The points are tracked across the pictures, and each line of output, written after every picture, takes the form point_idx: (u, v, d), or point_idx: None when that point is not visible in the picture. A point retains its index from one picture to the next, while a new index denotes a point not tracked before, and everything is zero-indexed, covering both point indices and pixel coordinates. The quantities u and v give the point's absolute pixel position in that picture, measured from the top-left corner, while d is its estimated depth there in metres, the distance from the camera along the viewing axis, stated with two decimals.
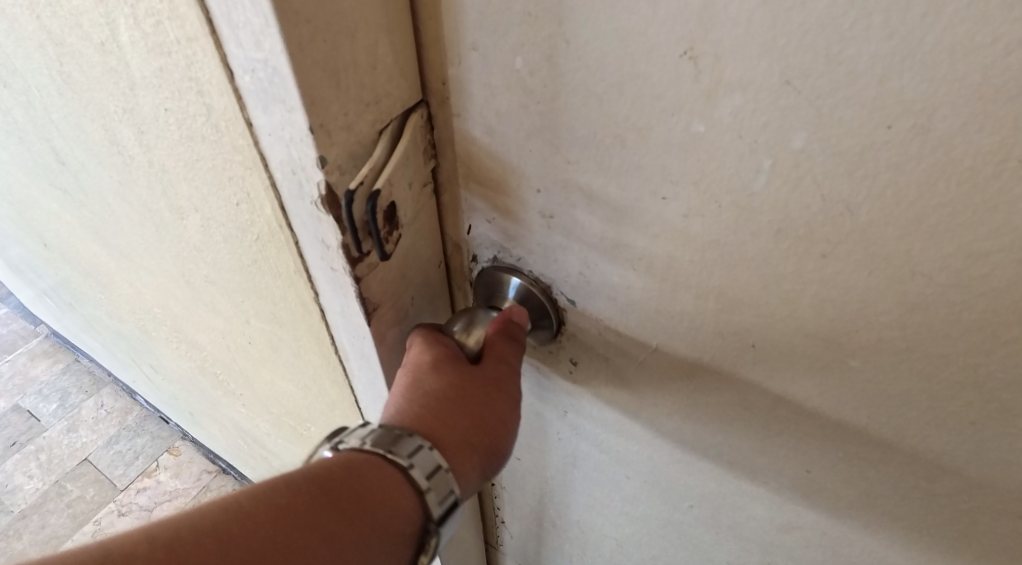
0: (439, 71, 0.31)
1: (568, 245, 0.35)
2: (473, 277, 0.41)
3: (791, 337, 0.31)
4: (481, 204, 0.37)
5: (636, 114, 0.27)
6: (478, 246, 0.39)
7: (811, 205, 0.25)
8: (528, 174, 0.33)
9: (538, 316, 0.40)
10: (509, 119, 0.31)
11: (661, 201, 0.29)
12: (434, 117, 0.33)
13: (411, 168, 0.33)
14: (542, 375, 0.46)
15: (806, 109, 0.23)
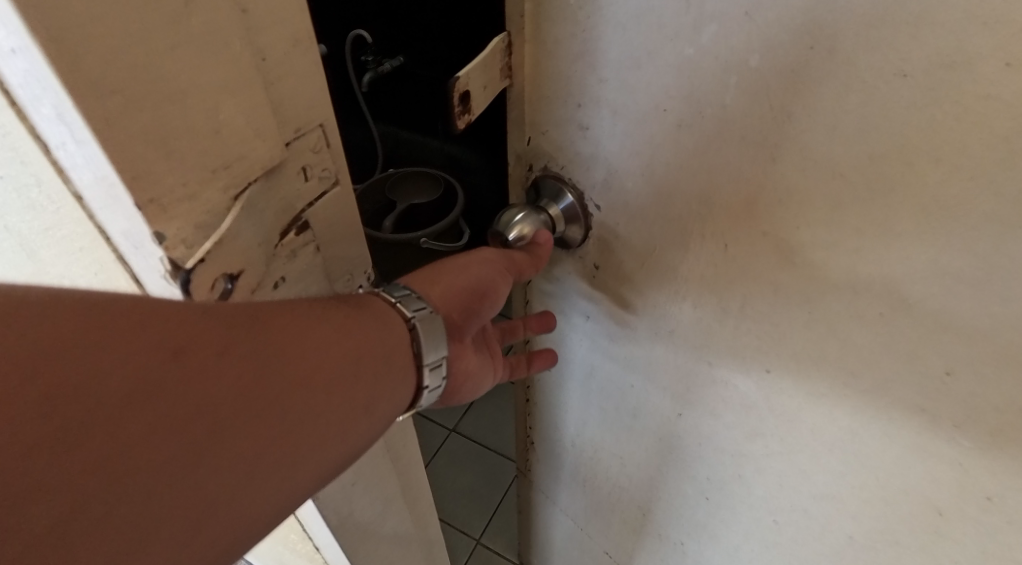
0: (520, 6, 0.42)
1: (596, 154, 0.45)
2: (528, 185, 0.52)
3: (753, 236, 0.38)
4: (539, 118, 0.47)
5: (648, 40, 0.37)
6: (534, 156, 0.50)
7: (764, 114, 0.34)
8: (573, 92, 0.43)
9: (570, 223, 0.50)
10: (563, 43, 0.42)
11: (663, 114, 0.38)
12: (514, 43, 0.44)
13: (487, 74, 0.44)
14: (569, 282, 0.56)
15: (759, 35, 0.32)
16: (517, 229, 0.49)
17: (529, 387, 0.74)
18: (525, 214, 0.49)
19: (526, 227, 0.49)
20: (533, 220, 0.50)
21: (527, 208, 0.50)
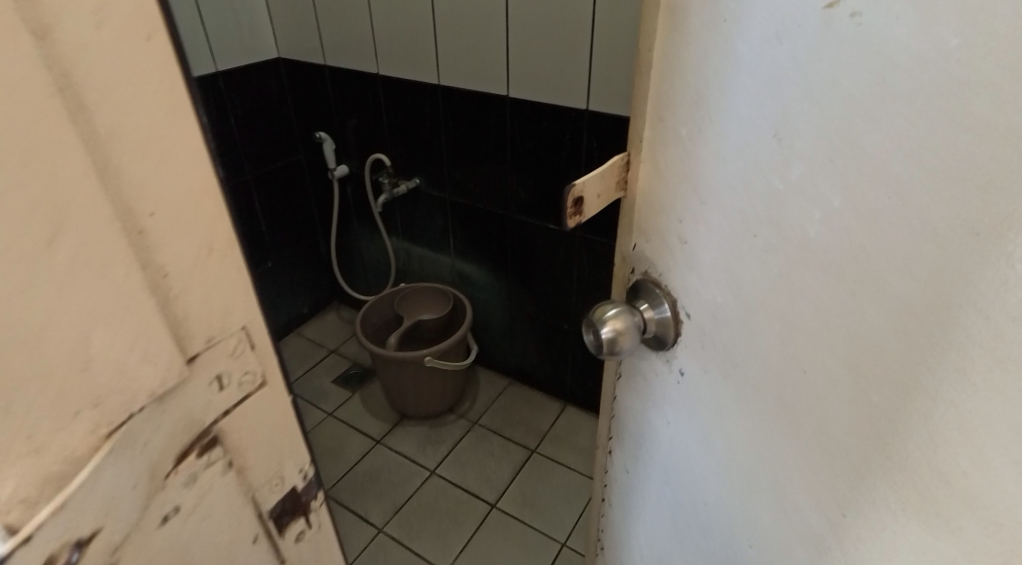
0: (638, 134, 0.50)
1: (693, 266, 0.48)
2: (629, 286, 0.56)
3: (832, 365, 0.38)
4: (645, 228, 0.52)
5: (743, 171, 0.40)
6: (637, 259, 0.55)
7: (844, 248, 0.35)
8: (675, 209, 0.48)
9: (662, 327, 0.53)
10: (671, 166, 0.47)
11: (754, 238, 0.41)
12: (631, 163, 0.51)
13: (602, 185, 0.51)
14: (655, 382, 0.57)
15: (840, 178, 0.34)
16: (611, 324, 0.52)
17: (609, 485, 0.73)
18: (619, 310, 0.53)
19: (619, 322, 0.52)
20: (626, 317, 0.53)
21: (621, 307, 0.53)
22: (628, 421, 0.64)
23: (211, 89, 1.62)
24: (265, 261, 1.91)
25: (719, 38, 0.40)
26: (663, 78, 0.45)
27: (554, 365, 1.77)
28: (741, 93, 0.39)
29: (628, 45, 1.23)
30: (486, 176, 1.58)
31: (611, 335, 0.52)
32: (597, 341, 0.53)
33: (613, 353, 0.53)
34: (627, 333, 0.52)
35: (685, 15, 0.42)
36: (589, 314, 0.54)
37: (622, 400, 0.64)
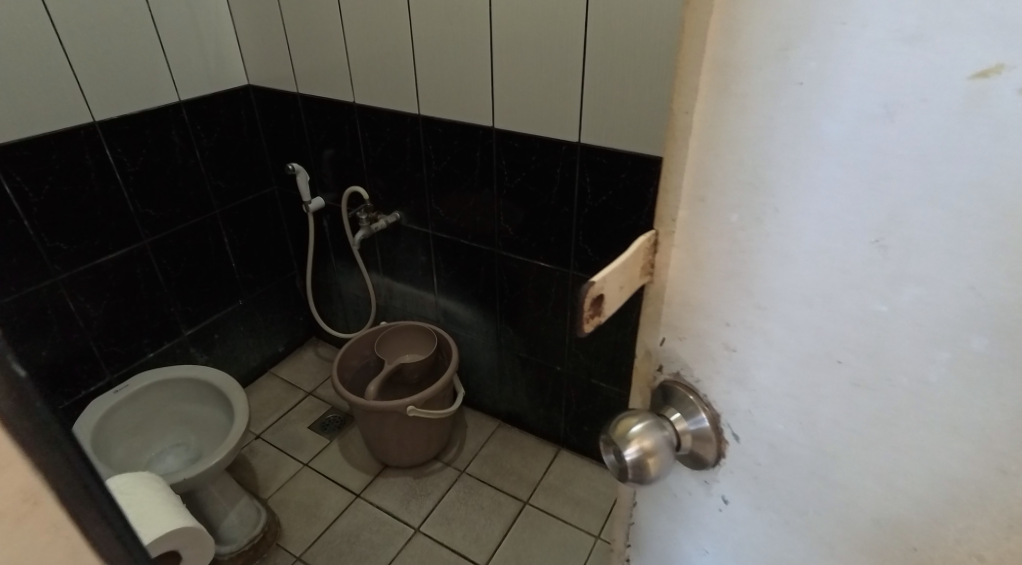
0: (669, 214, 0.40)
1: (741, 380, 0.40)
2: (654, 386, 0.47)
3: (956, 517, 0.34)
4: (676, 322, 0.43)
5: (823, 282, 0.34)
6: (664, 360, 0.45)
7: (984, 397, 0.31)
8: (719, 310, 0.40)
9: (702, 445, 0.44)
10: (712, 257, 0.39)
11: (836, 365, 0.35)
12: (659, 243, 0.41)
13: (626, 276, 0.41)
14: (686, 502, 0.48)
15: (980, 319, 0.30)
16: (637, 443, 0.43)
17: None
18: (644, 424, 0.43)
19: (647, 441, 0.43)
20: (656, 434, 0.43)
21: (648, 418, 0.44)
22: (643, 541, 0.54)
23: (174, 121, 1.51)
24: (235, 300, 1.79)
25: (796, 114, 0.32)
26: (704, 149, 0.36)
27: (545, 408, 1.66)
28: (824, 181, 0.33)
29: (625, 75, 1.15)
30: (472, 211, 1.48)
31: (637, 458, 0.42)
32: (619, 463, 0.43)
33: (640, 479, 0.43)
34: (656, 454, 0.43)
35: (742, 73, 0.33)
36: (610, 428, 0.44)
37: (641, 516, 0.53)
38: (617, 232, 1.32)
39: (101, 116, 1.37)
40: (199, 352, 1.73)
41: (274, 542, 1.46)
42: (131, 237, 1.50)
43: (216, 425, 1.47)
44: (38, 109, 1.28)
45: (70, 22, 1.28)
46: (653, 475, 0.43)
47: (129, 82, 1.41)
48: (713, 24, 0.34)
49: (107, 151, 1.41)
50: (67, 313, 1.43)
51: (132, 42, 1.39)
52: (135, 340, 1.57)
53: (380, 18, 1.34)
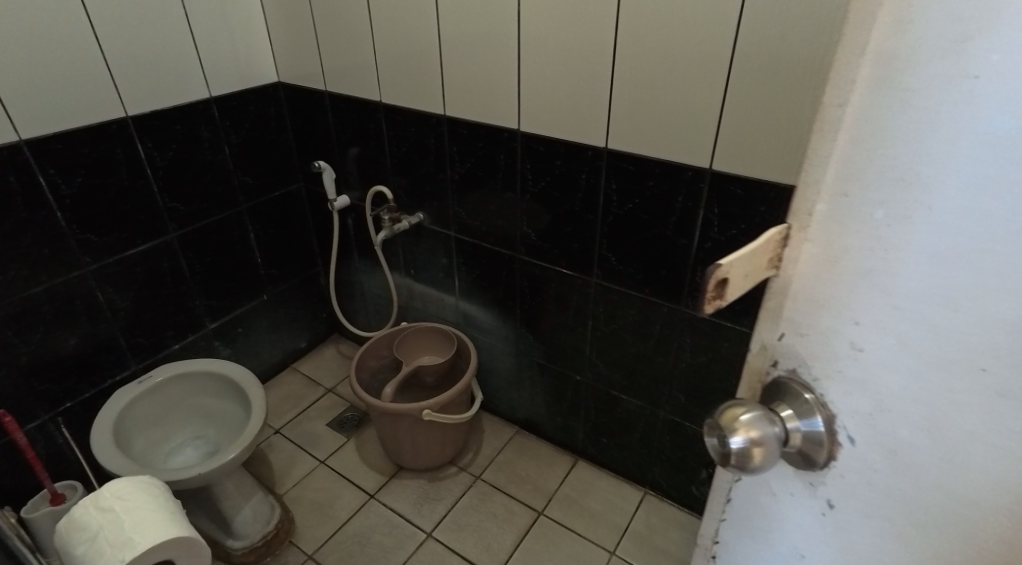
0: (803, 212, 0.45)
1: (871, 376, 0.44)
2: (768, 381, 0.52)
3: None
4: (800, 320, 0.48)
5: (972, 287, 0.38)
6: (782, 355, 0.51)
7: None
8: (849, 310, 0.44)
9: (814, 447, 0.49)
10: (850, 253, 0.43)
11: (978, 371, 0.39)
12: (789, 238, 0.47)
13: (752, 265, 0.48)
14: (791, 499, 0.54)
15: None
16: (744, 432, 0.49)
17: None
18: (754, 414, 0.49)
19: (754, 431, 0.49)
20: (765, 427, 0.49)
21: (760, 411, 0.50)
22: (739, 530, 0.60)
23: (203, 116, 1.52)
24: (259, 295, 1.80)
25: (965, 105, 0.35)
26: (857, 143, 0.41)
27: (563, 417, 1.63)
28: (981, 184, 0.36)
29: (655, 79, 1.11)
30: (494, 215, 1.46)
31: (743, 444, 0.48)
32: (724, 444, 0.50)
33: (741, 464, 0.49)
34: (762, 444, 0.49)
35: (907, 66, 0.37)
36: (721, 413, 0.51)
37: (735, 509, 0.60)
38: (642, 241, 1.29)
39: (132, 111, 1.39)
40: (221, 345, 1.75)
41: (286, 539, 1.46)
42: (158, 231, 1.52)
43: (235, 420, 1.48)
44: (71, 104, 1.30)
45: (104, 17, 1.30)
46: (755, 462, 0.49)
47: (161, 77, 1.42)
48: (881, 18, 0.38)
49: (138, 146, 1.42)
50: (95, 303, 1.45)
51: (165, 37, 1.41)
52: (159, 332, 1.59)
53: (408, 16, 1.33)
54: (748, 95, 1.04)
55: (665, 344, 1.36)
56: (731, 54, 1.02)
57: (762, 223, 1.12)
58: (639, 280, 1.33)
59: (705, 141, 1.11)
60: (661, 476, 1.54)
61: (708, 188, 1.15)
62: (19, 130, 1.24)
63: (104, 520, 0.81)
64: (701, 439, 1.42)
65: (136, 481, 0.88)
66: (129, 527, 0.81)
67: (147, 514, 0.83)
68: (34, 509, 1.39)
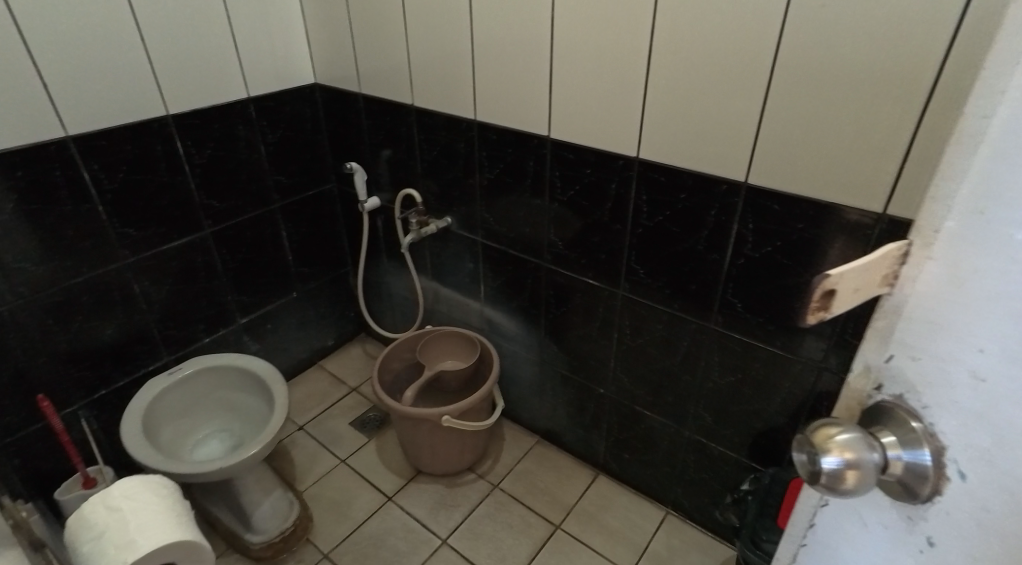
0: (926, 234, 0.48)
1: (998, 400, 0.45)
2: (870, 404, 0.55)
3: None
4: (916, 343, 0.51)
5: None
6: (888, 379, 0.54)
7: None
8: (976, 338, 0.46)
9: (918, 480, 0.51)
10: (982, 272, 0.45)
11: None
12: (909, 255, 0.50)
13: (863, 280, 0.52)
14: (884, 525, 0.56)
15: None
16: (839, 451, 0.52)
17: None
18: (850, 437, 0.52)
19: (851, 453, 0.51)
20: (862, 451, 0.52)
21: (861, 436, 0.52)
22: (827, 548, 0.63)
23: (241, 116, 1.55)
24: (289, 292, 1.83)
25: None
26: (1004, 155, 0.42)
27: (585, 429, 1.60)
28: None
29: (690, 88, 1.07)
30: (522, 222, 1.45)
31: (837, 463, 0.52)
32: (815, 462, 0.53)
33: (832, 483, 0.52)
34: (856, 468, 0.51)
35: None
36: (822, 431, 0.54)
37: (820, 528, 0.63)
38: (671, 254, 1.25)
39: (173, 110, 1.42)
40: (250, 340, 1.79)
41: (303, 537, 1.47)
42: (194, 227, 1.55)
43: (259, 416, 1.51)
44: (116, 101, 1.33)
45: (150, 17, 1.33)
46: (847, 484, 0.52)
47: (202, 76, 1.45)
48: None
49: (178, 144, 1.46)
50: (131, 295, 1.49)
51: (207, 38, 1.44)
52: (191, 325, 1.63)
53: (442, 19, 1.32)
54: (789, 107, 0.99)
55: (692, 361, 1.32)
56: (771, 64, 0.98)
57: (800, 241, 1.07)
58: (667, 295, 1.29)
59: (741, 154, 1.07)
60: (683, 496, 1.50)
61: (743, 202, 1.11)
62: (66, 125, 1.28)
63: (110, 520, 0.83)
64: (726, 461, 1.37)
65: (147, 481, 0.90)
66: (133, 528, 0.82)
67: (152, 516, 0.85)
68: (66, 492, 1.43)
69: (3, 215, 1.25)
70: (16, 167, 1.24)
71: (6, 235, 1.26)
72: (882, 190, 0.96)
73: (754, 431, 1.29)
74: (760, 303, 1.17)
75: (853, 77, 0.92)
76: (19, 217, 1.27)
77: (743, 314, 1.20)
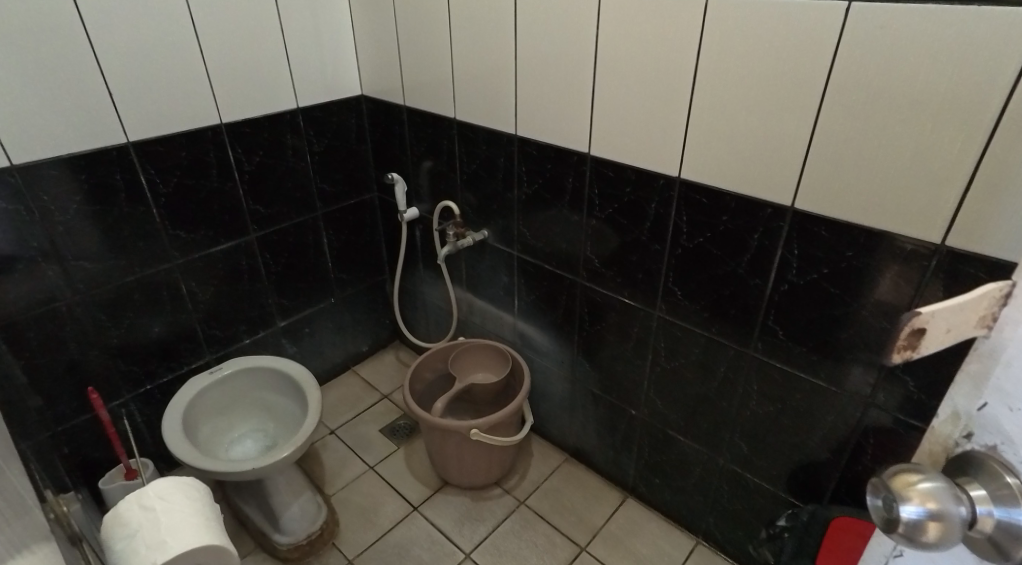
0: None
1: None
2: (958, 452, 0.57)
3: None
4: (1010, 389, 0.51)
5: None
6: (980, 426, 0.54)
7: None
8: None
9: (1008, 537, 0.51)
10: None
11: None
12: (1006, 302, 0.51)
13: (955, 321, 0.54)
14: None
15: None
16: (919, 499, 0.53)
17: None
18: (934, 486, 0.53)
19: (932, 502, 0.52)
20: (944, 500, 0.52)
21: (945, 486, 0.53)
22: None
23: (290, 125, 1.59)
24: (327, 297, 1.86)
25: None
26: None
27: (616, 450, 1.57)
28: None
29: (736, 109, 1.04)
30: (559, 237, 1.43)
31: (916, 508, 0.52)
32: (894, 508, 0.54)
33: (911, 529, 0.53)
34: (940, 519, 0.52)
35: None
36: (902, 477, 0.55)
37: None
38: (710, 277, 1.22)
39: (227, 118, 1.47)
40: (288, 343, 1.83)
41: (329, 541, 1.48)
42: (240, 231, 1.60)
43: (293, 418, 1.54)
44: (174, 109, 1.39)
45: (209, 29, 1.38)
46: (929, 534, 0.52)
47: (255, 86, 1.50)
48: None
49: (229, 151, 1.51)
50: (179, 295, 1.54)
51: (262, 48, 1.48)
52: (233, 326, 1.68)
53: (487, 35, 1.33)
54: (842, 130, 0.95)
55: (729, 388, 1.28)
56: (824, 85, 0.94)
57: (849, 269, 1.03)
58: (705, 318, 1.26)
59: (789, 177, 1.03)
60: (715, 526, 1.45)
61: (789, 227, 1.07)
62: (126, 131, 1.33)
63: (144, 519, 0.84)
64: (762, 494, 1.32)
65: (182, 481, 0.91)
66: (165, 530, 0.83)
67: (184, 517, 0.85)
68: (109, 481, 1.48)
69: (65, 214, 1.31)
70: (80, 169, 1.30)
71: (68, 234, 1.32)
72: (941, 219, 0.91)
73: (792, 465, 1.24)
74: (803, 332, 1.12)
75: (913, 101, 0.88)
76: (81, 216, 1.33)
77: (785, 342, 1.16)
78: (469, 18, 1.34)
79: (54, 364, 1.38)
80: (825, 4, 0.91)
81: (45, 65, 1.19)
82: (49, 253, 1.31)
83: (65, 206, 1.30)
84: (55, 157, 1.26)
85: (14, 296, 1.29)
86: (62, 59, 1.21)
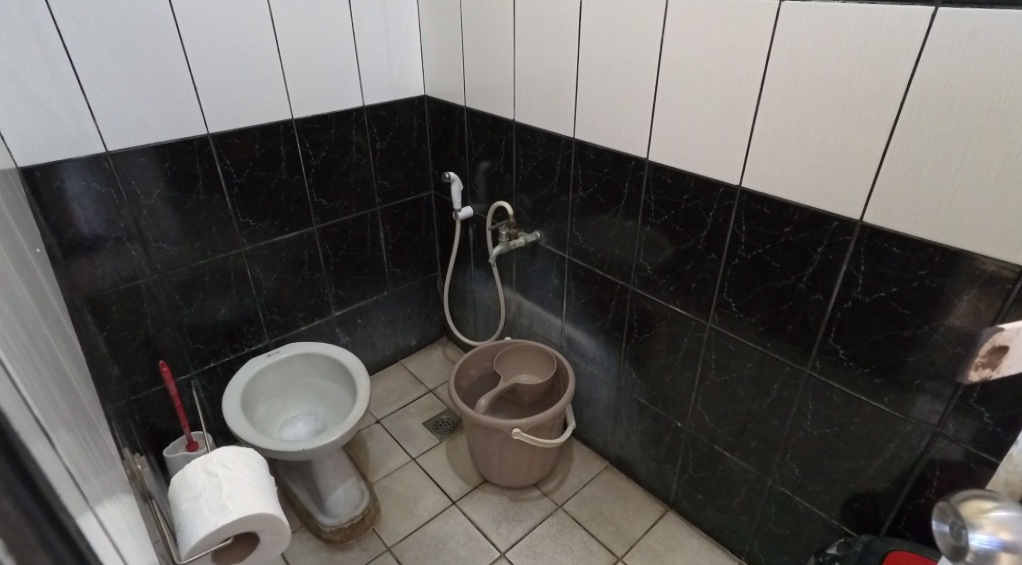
0: None
1: None
2: None
3: None
4: None
5: None
6: None
7: None
8: None
9: None
10: None
11: None
12: None
13: None
14: None
15: None
16: (994, 527, 0.59)
17: None
18: (1008, 516, 0.59)
19: (1006, 529, 0.59)
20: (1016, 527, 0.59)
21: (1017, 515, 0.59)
22: None
23: (356, 123, 1.65)
24: (382, 290, 1.92)
25: None
26: None
27: (658, 461, 1.55)
28: None
29: (805, 117, 1.00)
30: (611, 243, 1.42)
31: (990, 533, 0.59)
32: (965, 535, 0.61)
33: (983, 557, 0.59)
34: (1014, 547, 0.58)
35: None
36: (976, 506, 0.61)
37: None
38: (767, 291, 1.17)
39: (298, 114, 1.54)
40: (342, 332, 1.89)
41: (370, 527, 1.52)
42: (305, 221, 1.66)
43: (344, 405, 1.59)
44: (252, 104, 1.46)
45: (288, 29, 1.45)
46: None
47: (327, 84, 1.56)
48: None
49: (298, 145, 1.57)
50: (245, 280, 1.62)
51: (335, 48, 1.54)
52: (292, 313, 1.75)
53: (548, 37, 1.33)
54: (921, 143, 0.90)
55: (781, 407, 1.23)
56: (903, 94, 0.89)
57: (920, 290, 0.97)
58: (760, 333, 1.21)
59: (859, 189, 0.98)
60: (758, 549, 1.40)
61: (856, 243, 1.01)
62: (207, 123, 1.41)
63: (207, 483, 0.89)
64: (811, 519, 1.26)
65: (244, 453, 0.96)
66: (226, 494, 0.87)
67: (242, 485, 0.89)
68: (173, 451, 1.57)
69: (150, 199, 1.40)
70: (165, 157, 1.38)
71: (151, 217, 1.41)
72: None
73: (844, 492, 1.18)
74: (864, 354, 1.07)
75: (1004, 114, 0.82)
76: (163, 201, 1.42)
77: (845, 362, 1.10)
78: (533, 22, 1.35)
79: (131, 340, 1.48)
80: (909, 9, 0.86)
81: (140, 61, 1.28)
82: (134, 234, 1.40)
83: (150, 190, 1.39)
84: (143, 145, 1.34)
85: (101, 275, 1.38)
86: (155, 55, 1.29)
